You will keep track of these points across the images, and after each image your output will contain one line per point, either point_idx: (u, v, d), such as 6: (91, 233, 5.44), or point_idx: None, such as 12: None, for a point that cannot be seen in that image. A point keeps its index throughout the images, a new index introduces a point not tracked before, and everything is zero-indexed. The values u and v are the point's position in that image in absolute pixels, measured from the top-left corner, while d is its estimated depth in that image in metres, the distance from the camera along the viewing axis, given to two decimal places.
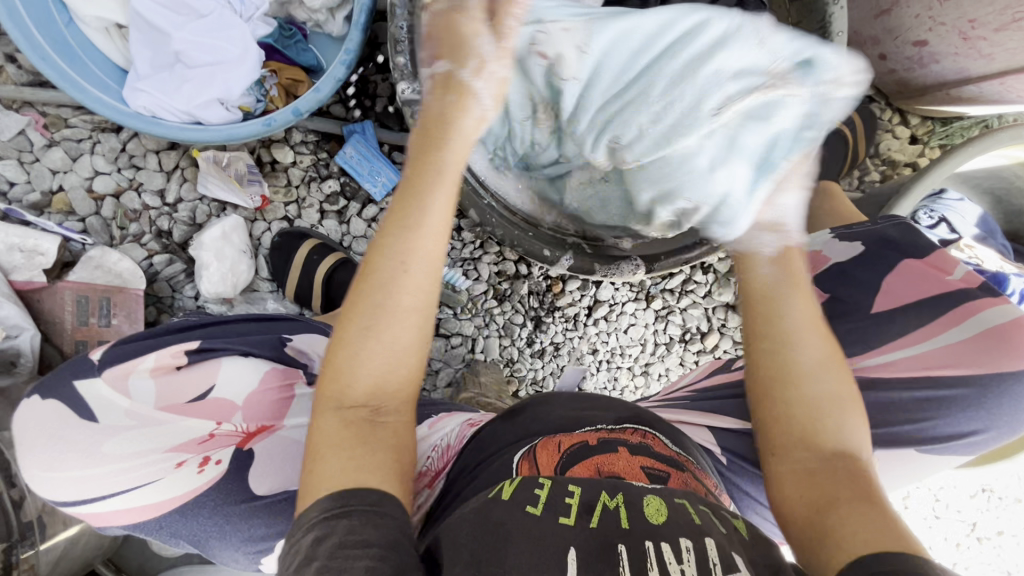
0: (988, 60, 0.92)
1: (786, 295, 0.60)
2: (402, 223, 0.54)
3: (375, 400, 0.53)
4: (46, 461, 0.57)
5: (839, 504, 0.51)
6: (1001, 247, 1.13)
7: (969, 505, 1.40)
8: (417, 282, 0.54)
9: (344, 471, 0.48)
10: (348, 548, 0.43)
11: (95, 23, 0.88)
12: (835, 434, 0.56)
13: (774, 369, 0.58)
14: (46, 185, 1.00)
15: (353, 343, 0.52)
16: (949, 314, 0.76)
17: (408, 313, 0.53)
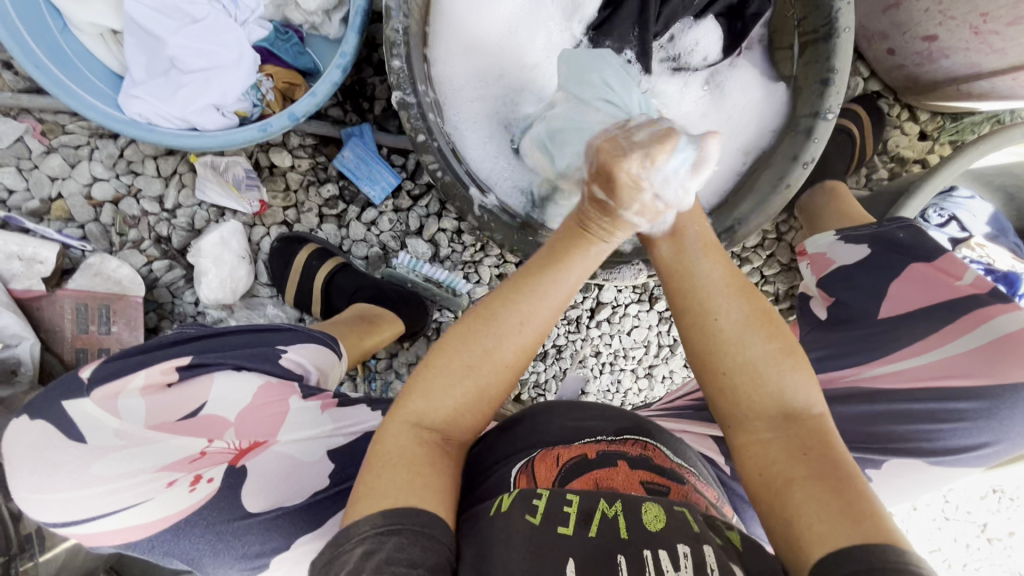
0: (1000, 54, 0.89)
1: (699, 266, 0.59)
2: (537, 283, 0.57)
3: (448, 429, 0.57)
4: (34, 484, 0.57)
5: (793, 486, 0.51)
6: (1015, 245, 1.10)
7: (980, 506, 1.37)
8: (524, 342, 0.57)
9: (401, 488, 0.51)
10: (394, 565, 0.46)
11: (91, 29, 0.87)
12: (773, 395, 0.55)
13: (701, 341, 0.57)
14: (45, 192, 1.00)
15: (440, 374, 0.56)
16: (960, 321, 0.74)
17: (500, 365, 0.56)
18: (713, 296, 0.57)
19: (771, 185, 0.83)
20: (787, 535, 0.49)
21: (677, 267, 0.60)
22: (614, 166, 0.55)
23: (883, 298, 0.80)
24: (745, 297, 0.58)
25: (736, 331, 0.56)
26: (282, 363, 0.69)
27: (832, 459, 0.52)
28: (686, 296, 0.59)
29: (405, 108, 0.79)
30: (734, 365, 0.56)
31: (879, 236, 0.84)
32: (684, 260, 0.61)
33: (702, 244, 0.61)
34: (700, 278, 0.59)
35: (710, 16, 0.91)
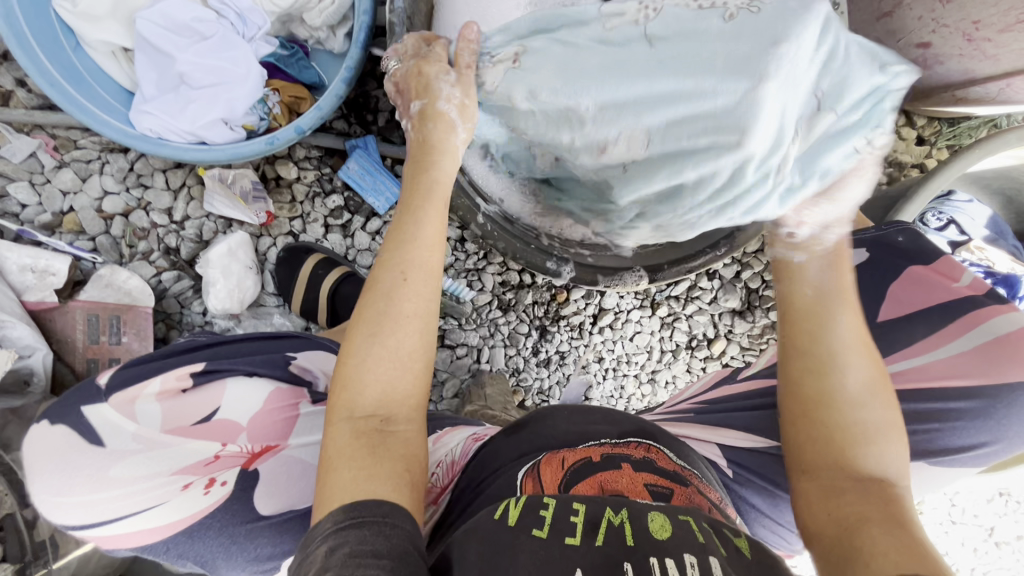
0: (993, 61, 0.90)
1: (836, 310, 0.60)
2: (399, 237, 0.60)
3: (382, 411, 0.55)
4: (54, 486, 0.58)
5: (870, 522, 0.50)
6: (1014, 249, 1.11)
7: (987, 509, 1.37)
8: (415, 291, 0.58)
9: (354, 480, 0.50)
10: (359, 558, 0.44)
11: (102, 47, 0.90)
12: (868, 461, 0.55)
13: (808, 379, 0.59)
14: (58, 206, 1.02)
15: (359, 351, 0.56)
16: (961, 320, 0.75)
17: (408, 319, 0.57)
18: (841, 352, 0.59)
19: None
20: (848, 563, 0.48)
21: (812, 311, 0.61)
22: (420, 68, 0.66)
23: (883, 300, 0.81)
24: (869, 359, 0.59)
25: (861, 392, 0.58)
26: (290, 369, 0.70)
27: (908, 519, 0.51)
28: (810, 350, 0.60)
29: None
30: (835, 425, 0.57)
31: (880, 239, 0.85)
32: (830, 300, 0.61)
33: (851, 295, 0.61)
34: (834, 334, 0.59)
35: None
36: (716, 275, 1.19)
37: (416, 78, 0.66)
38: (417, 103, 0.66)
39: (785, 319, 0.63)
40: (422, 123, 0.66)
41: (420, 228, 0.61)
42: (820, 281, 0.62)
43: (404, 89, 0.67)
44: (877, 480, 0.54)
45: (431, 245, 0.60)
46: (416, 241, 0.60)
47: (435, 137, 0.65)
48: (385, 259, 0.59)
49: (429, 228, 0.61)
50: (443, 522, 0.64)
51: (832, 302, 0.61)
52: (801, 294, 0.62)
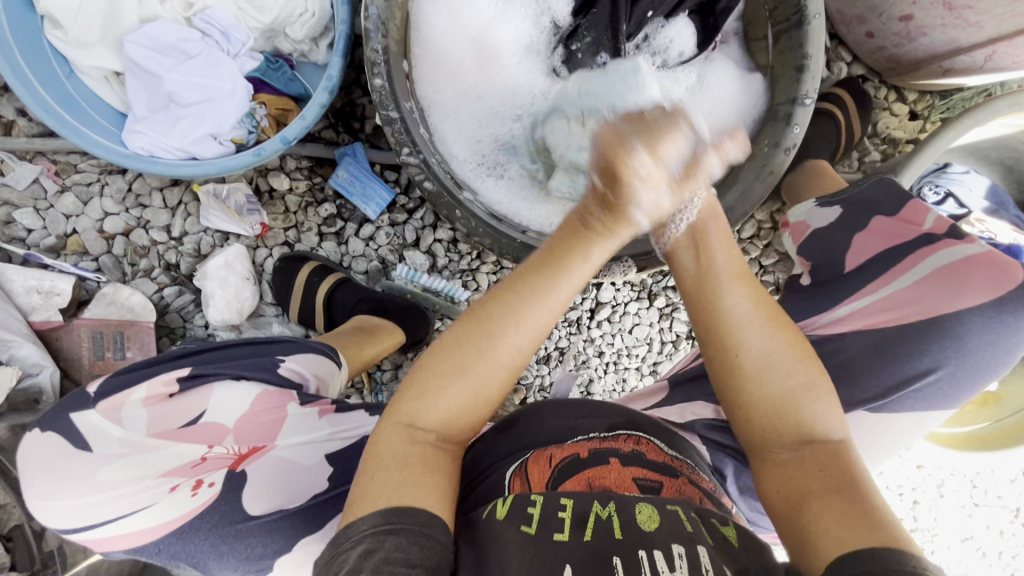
0: (976, 28, 0.89)
1: (727, 288, 0.59)
2: (532, 282, 0.56)
3: (443, 430, 0.57)
4: (45, 491, 0.60)
5: (812, 498, 0.55)
6: (1016, 219, 1.09)
7: (1011, 490, 1.33)
8: (518, 344, 0.56)
9: (399, 488, 0.52)
10: (391, 565, 0.47)
11: (95, 73, 0.93)
12: (800, 425, 0.58)
13: (726, 375, 0.60)
14: (61, 229, 1.05)
15: (443, 378, 0.56)
16: (913, 256, 0.76)
17: (499, 368, 0.56)
18: (751, 337, 0.58)
19: (755, 174, 0.85)
20: (808, 546, 0.53)
21: (700, 293, 0.61)
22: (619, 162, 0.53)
23: (849, 251, 0.81)
24: (774, 328, 0.59)
25: (761, 360, 0.58)
26: (281, 371, 0.71)
27: (849, 477, 0.55)
28: (708, 327, 0.60)
29: (389, 124, 0.82)
30: (760, 397, 0.59)
31: (855, 199, 0.85)
32: (718, 282, 0.60)
33: (733, 270, 0.60)
34: (728, 314, 0.59)
35: (682, 14, 0.92)
36: None
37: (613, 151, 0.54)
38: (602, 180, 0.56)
39: (686, 301, 0.62)
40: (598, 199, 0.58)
41: (551, 283, 0.56)
42: (718, 259, 0.61)
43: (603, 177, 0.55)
44: (811, 441, 0.58)
45: (562, 302, 0.57)
46: (540, 292, 0.56)
47: (599, 220, 0.58)
48: (506, 306, 0.56)
49: (564, 292, 0.57)
50: None
51: (711, 266, 0.61)
52: (716, 266, 0.60)
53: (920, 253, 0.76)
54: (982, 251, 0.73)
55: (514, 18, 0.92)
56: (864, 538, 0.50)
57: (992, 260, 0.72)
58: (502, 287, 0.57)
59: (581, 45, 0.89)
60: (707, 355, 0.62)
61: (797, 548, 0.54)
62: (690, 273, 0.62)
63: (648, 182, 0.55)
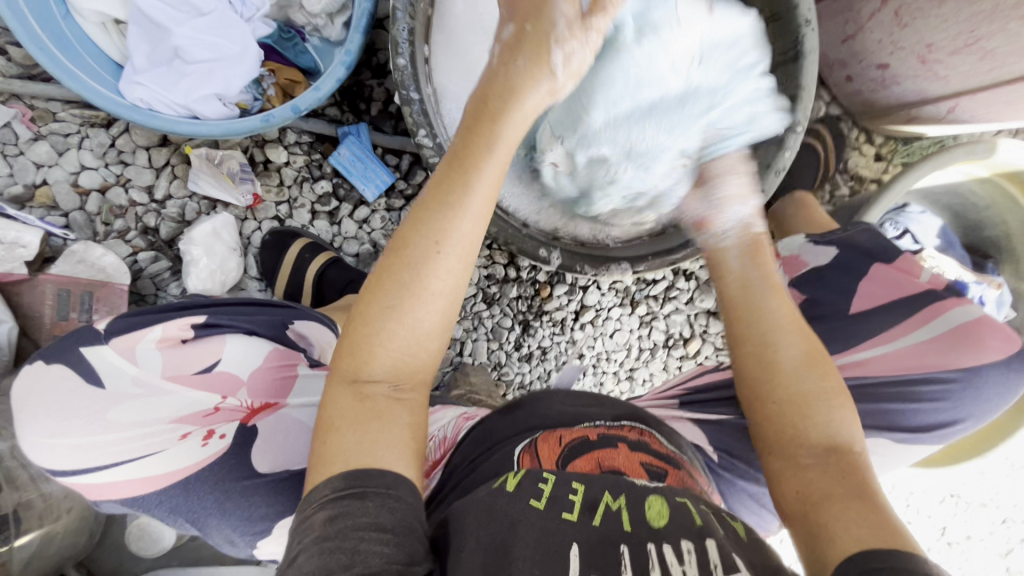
0: (944, 81, 0.99)
1: (765, 299, 0.67)
2: (441, 202, 0.54)
3: (393, 379, 0.54)
4: (47, 428, 0.59)
5: (831, 499, 0.55)
6: (960, 257, 1.20)
7: (939, 510, 1.43)
8: (450, 267, 0.54)
9: (358, 445, 0.51)
10: (360, 531, 0.47)
11: (93, 17, 0.89)
12: (821, 429, 0.59)
13: (759, 368, 0.64)
14: (30, 179, 0.99)
15: (377, 320, 0.53)
16: (919, 315, 0.83)
17: (434, 296, 0.54)
18: (768, 330, 0.65)
19: None
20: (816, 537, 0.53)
21: (744, 298, 0.68)
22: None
23: (853, 295, 0.86)
24: (799, 334, 0.65)
25: (796, 365, 0.63)
26: (288, 331, 0.71)
27: (863, 485, 0.55)
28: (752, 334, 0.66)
29: (408, 104, 0.83)
30: (779, 393, 0.62)
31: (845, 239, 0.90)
32: (754, 294, 0.68)
33: (770, 284, 0.69)
34: (767, 316, 0.66)
35: None
36: (692, 275, 1.23)
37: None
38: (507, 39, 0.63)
39: (734, 312, 0.68)
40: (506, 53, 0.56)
41: (468, 196, 0.54)
42: (755, 271, 0.70)
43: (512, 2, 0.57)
44: (829, 448, 0.58)
45: (484, 203, 0.55)
46: (462, 211, 0.54)
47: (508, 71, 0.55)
48: (413, 225, 0.54)
49: (480, 197, 0.54)
50: (435, 497, 0.65)
51: (751, 276, 0.70)
52: (748, 275, 0.70)
53: (932, 309, 0.83)
54: (980, 313, 0.82)
55: None
56: (870, 535, 0.50)
57: (989, 321, 0.81)
58: (417, 208, 0.55)
59: None
60: (744, 365, 0.65)
61: (807, 543, 0.54)
62: (730, 279, 0.70)
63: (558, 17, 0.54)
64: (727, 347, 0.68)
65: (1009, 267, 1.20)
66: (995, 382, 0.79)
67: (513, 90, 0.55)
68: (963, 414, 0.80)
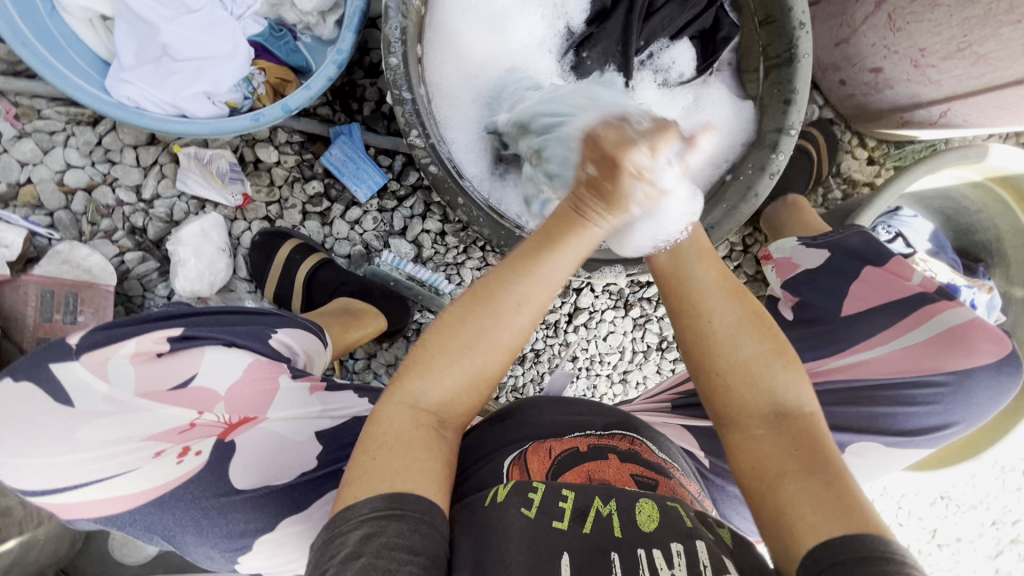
0: (936, 86, 1.00)
1: (691, 264, 0.62)
2: (532, 263, 0.55)
3: (443, 411, 0.55)
4: (14, 446, 0.57)
5: (788, 480, 0.53)
6: (952, 261, 1.21)
7: (930, 512, 1.44)
8: (522, 326, 0.55)
9: (399, 473, 0.50)
10: (395, 551, 0.46)
11: (80, 13, 0.87)
12: (768, 394, 0.58)
13: (699, 347, 0.59)
14: (14, 177, 0.97)
15: (446, 357, 0.54)
16: (912, 317, 0.83)
17: (499, 347, 0.54)
18: (708, 300, 0.60)
19: (741, 195, 0.90)
20: (780, 525, 0.51)
21: (672, 268, 0.63)
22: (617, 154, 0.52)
23: (843, 298, 0.87)
24: (736, 299, 0.60)
25: (732, 330, 0.59)
26: (271, 343, 0.70)
27: (826, 461, 0.54)
28: (684, 299, 0.61)
29: (400, 104, 0.82)
30: (731, 371, 0.58)
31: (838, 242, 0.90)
32: (685, 259, 0.63)
33: (697, 249, 0.64)
34: (695, 283, 0.61)
35: (684, 38, 0.97)
36: None
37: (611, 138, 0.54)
38: (595, 170, 0.55)
39: (665, 282, 0.63)
40: (608, 130, 0.56)
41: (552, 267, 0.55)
42: (685, 237, 0.64)
43: (593, 150, 0.55)
44: (783, 419, 0.57)
45: (557, 279, 0.56)
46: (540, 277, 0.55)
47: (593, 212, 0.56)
48: (500, 280, 0.54)
49: (560, 269, 0.56)
50: None
51: (682, 246, 0.64)
52: (681, 244, 0.64)
53: (926, 312, 0.82)
54: (974, 316, 0.81)
55: (529, 19, 0.94)
56: (838, 523, 0.49)
57: (984, 325, 0.80)
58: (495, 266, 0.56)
59: (591, 53, 0.92)
60: (680, 340, 0.61)
61: (771, 533, 0.52)
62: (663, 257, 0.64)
63: (645, 180, 0.53)
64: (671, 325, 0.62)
65: (1000, 270, 1.21)
66: (989, 384, 0.79)
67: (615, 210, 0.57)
68: (955, 417, 0.80)
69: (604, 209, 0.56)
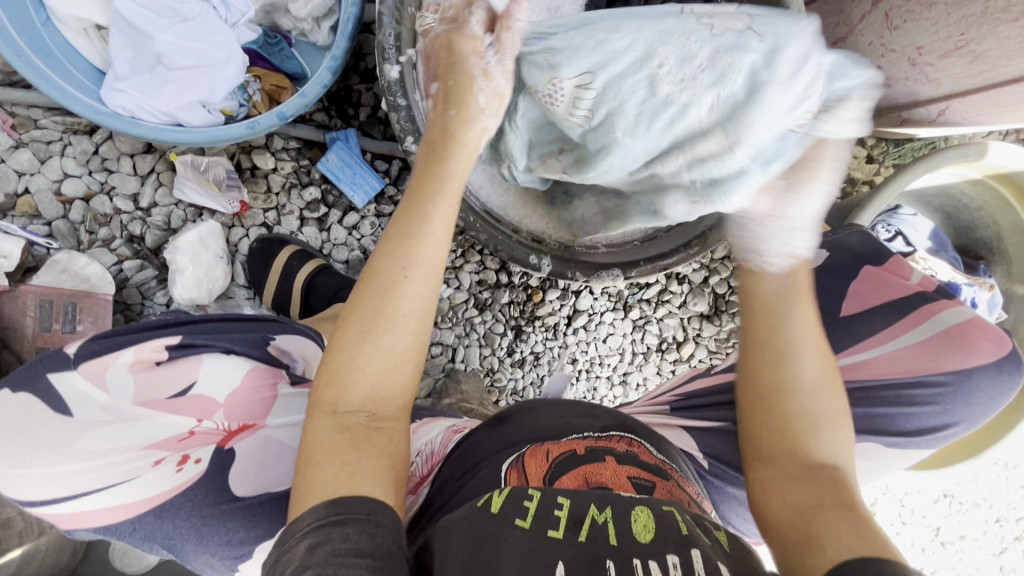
0: (935, 84, 0.99)
1: (790, 304, 0.64)
2: (401, 233, 0.58)
3: (369, 407, 0.54)
4: (8, 460, 0.56)
5: (826, 508, 0.54)
6: (953, 259, 1.20)
7: (934, 510, 1.43)
8: (417, 290, 0.56)
9: (338, 477, 0.50)
10: (341, 556, 0.45)
11: (75, 23, 0.87)
12: (823, 447, 0.60)
13: (774, 383, 0.62)
14: (11, 187, 0.97)
15: (350, 346, 0.54)
16: (910, 317, 0.82)
17: (405, 317, 0.55)
18: (791, 351, 0.63)
19: None
20: (803, 551, 0.52)
21: (767, 312, 0.65)
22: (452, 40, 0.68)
23: (845, 297, 0.87)
24: (817, 355, 0.63)
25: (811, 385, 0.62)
26: (270, 350, 0.70)
27: (854, 502, 0.55)
28: (765, 337, 0.64)
29: (395, 110, 0.83)
30: (794, 410, 0.61)
31: (836, 242, 0.89)
32: (783, 301, 0.65)
33: (795, 292, 0.65)
34: (790, 329, 0.63)
35: None
36: (686, 278, 1.22)
37: (441, 41, 0.69)
38: (439, 83, 0.68)
39: (748, 313, 0.66)
40: (440, 106, 0.67)
41: (427, 225, 0.58)
42: (780, 282, 0.66)
43: (437, 64, 0.69)
44: (828, 466, 0.59)
45: (438, 242, 0.58)
46: (426, 238, 0.58)
47: (448, 119, 0.66)
48: (384, 254, 0.57)
49: (440, 225, 0.59)
50: (420, 516, 0.63)
51: (766, 295, 0.66)
52: (774, 290, 0.65)
53: (926, 311, 0.82)
54: (973, 315, 0.81)
55: None
56: (852, 543, 0.50)
57: (982, 323, 0.80)
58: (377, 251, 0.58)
59: None
60: (745, 367, 0.65)
61: (793, 557, 0.53)
62: (753, 302, 0.66)
63: (481, 70, 0.67)
64: (742, 353, 0.66)
65: (1001, 267, 1.20)
66: (988, 384, 0.79)
67: (467, 142, 0.65)
68: (956, 417, 0.79)
69: (458, 114, 0.66)
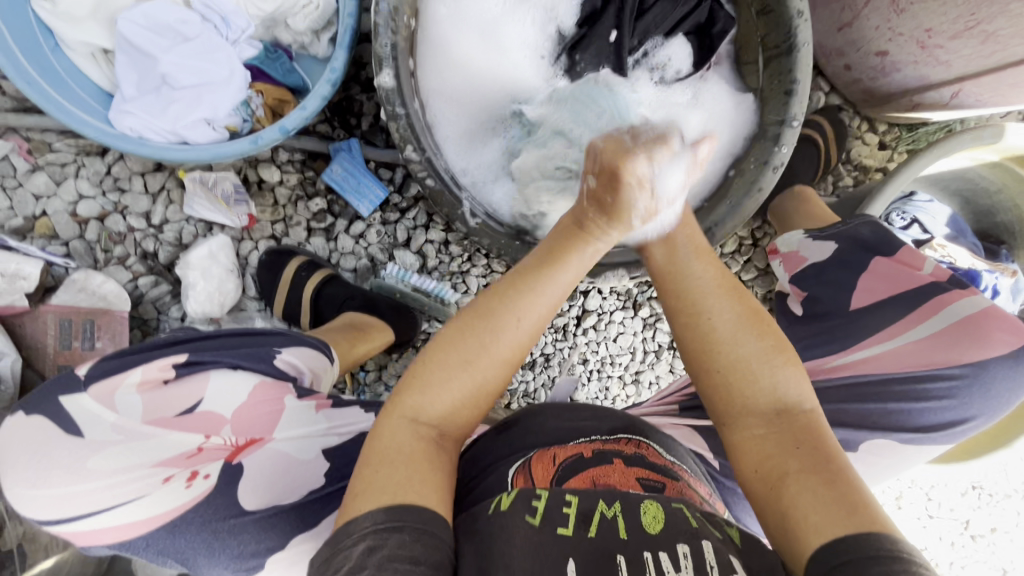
0: (946, 66, 0.96)
1: (691, 263, 0.64)
2: (522, 286, 0.59)
3: (444, 424, 0.57)
4: (30, 480, 0.59)
5: (788, 476, 0.53)
6: (973, 245, 1.17)
7: (961, 503, 1.39)
8: (518, 336, 0.58)
9: (405, 481, 0.51)
10: (396, 562, 0.46)
11: (82, 48, 0.89)
12: (768, 394, 0.58)
13: (697, 339, 0.60)
14: (30, 211, 1.00)
15: (445, 372, 0.56)
16: (922, 308, 0.80)
17: (501, 360, 0.57)
18: (708, 300, 0.61)
19: (745, 190, 0.88)
20: (787, 530, 0.51)
21: (671, 268, 0.65)
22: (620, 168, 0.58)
23: (853, 291, 0.85)
24: (732, 294, 0.62)
25: (731, 328, 0.59)
26: (277, 363, 0.72)
27: (829, 456, 0.54)
28: (677, 300, 0.63)
29: (394, 119, 0.83)
30: (728, 364, 0.59)
31: (844, 234, 0.88)
32: (681, 258, 0.65)
33: (694, 248, 0.66)
34: (693, 280, 0.63)
35: (680, 33, 0.95)
36: None
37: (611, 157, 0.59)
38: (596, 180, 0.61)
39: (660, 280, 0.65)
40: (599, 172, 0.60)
41: (552, 287, 0.60)
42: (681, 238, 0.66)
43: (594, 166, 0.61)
44: (783, 415, 0.57)
45: (553, 304, 0.60)
46: (541, 296, 0.59)
47: (600, 227, 0.62)
48: (507, 301, 0.58)
49: (558, 287, 0.60)
50: None
51: (677, 251, 0.65)
52: (681, 250, 0.65)
53: (937, 303, 0.80)
54: (987, 304, 0.78)
55: (521, 21, 0.92)
56: (839, 519, 0.49)
57: (998, 313, 0.78)
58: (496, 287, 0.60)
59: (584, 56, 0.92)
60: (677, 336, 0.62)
61: (780, 534, 0.52)
62: (661, 270, 0.66)
63: (647, 193, 0.60)
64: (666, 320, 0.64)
65: None
66: (1006, 374, 0.76)
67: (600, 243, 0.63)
68: (973, 410, 0.77)
69: (609, 221, 0.62)
